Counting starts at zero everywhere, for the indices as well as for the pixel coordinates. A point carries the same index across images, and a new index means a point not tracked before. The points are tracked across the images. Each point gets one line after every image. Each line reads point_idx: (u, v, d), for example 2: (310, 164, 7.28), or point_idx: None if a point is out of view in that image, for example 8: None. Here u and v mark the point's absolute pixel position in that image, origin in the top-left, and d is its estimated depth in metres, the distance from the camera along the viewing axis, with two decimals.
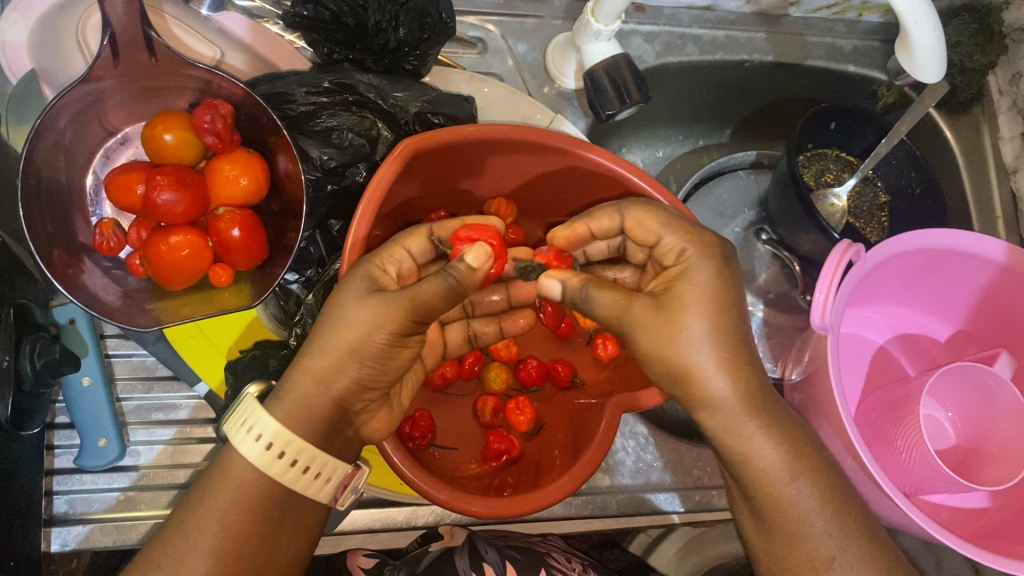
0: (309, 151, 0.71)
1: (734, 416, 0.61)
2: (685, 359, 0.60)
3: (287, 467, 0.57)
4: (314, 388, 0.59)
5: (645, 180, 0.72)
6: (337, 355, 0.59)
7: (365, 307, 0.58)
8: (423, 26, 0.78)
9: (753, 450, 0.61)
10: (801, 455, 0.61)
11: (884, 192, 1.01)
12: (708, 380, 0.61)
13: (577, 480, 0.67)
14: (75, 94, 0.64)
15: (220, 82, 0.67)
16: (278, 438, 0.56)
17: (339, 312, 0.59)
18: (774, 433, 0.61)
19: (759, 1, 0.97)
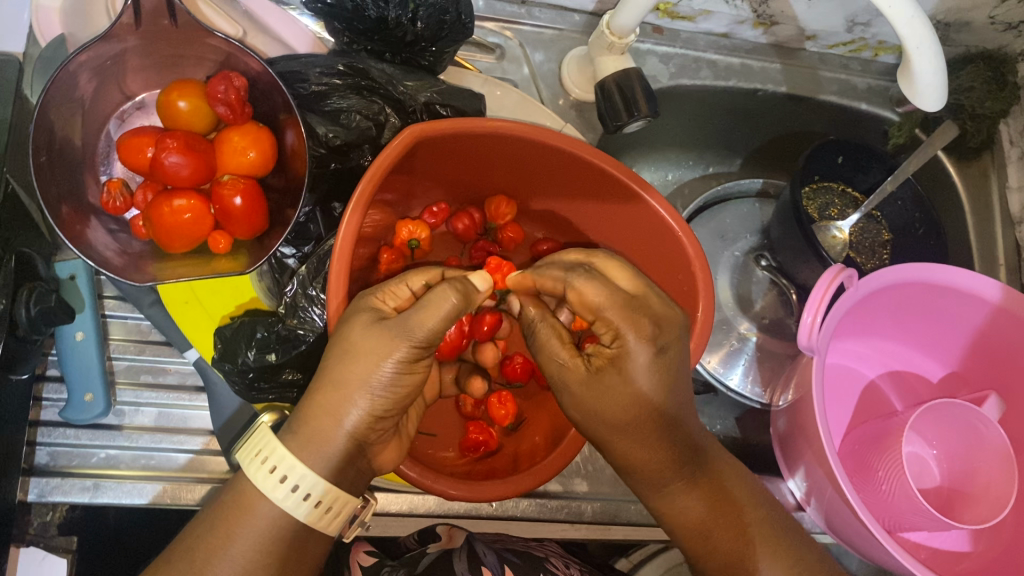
0: (316, 128, 0.72)
1: (661, 482, 0.64)
2: (624, 420, 0.61)
3: (306, 505, 0.58)
4: (327, 420, 0.59)
5: (677, 220, 0.72)
6: (351, 379, 0.58)
7: (368, 334, 0.58)
8: (441, 22, 0.80)
9: (677, 509, 0.65)
10: (730, 517, 0.64)
11: (887, 230, 1.01)
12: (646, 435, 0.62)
13: (542, 476, 0.67)
14: (96, 53, 0.66)
15: (239, 55, 0.70)
16: (294, 472, 0.57)
17: (347, 341, 0.59)
18: (703, 487, 0.65)
19: (777, 32, 0.99)
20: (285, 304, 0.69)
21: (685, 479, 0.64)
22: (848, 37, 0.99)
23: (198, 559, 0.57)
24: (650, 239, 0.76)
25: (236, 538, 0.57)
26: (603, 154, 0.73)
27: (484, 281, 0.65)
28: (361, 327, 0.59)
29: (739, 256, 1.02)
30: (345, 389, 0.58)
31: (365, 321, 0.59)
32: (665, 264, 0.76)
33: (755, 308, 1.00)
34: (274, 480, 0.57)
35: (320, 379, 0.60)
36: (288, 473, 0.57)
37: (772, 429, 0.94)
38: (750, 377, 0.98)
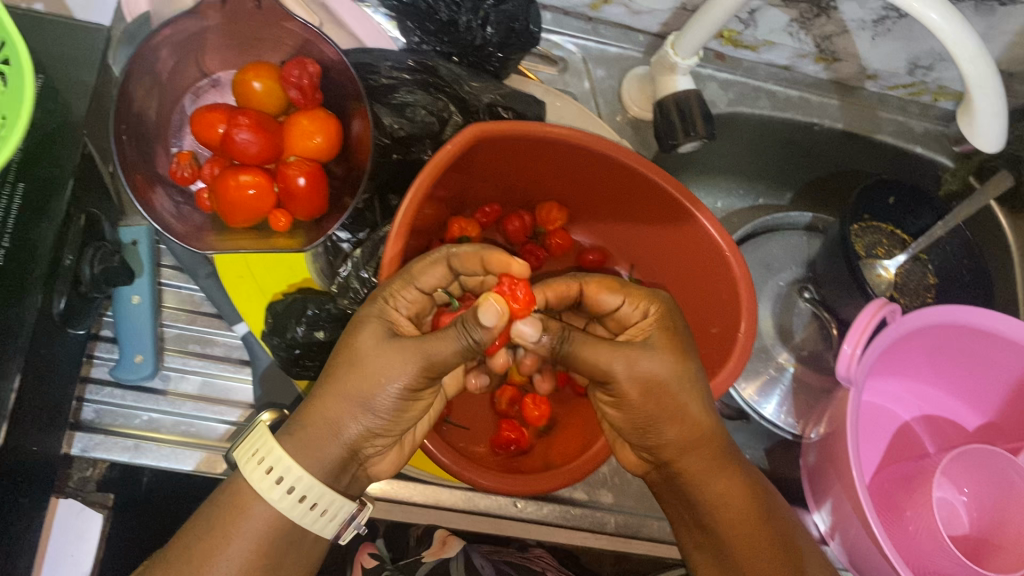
0: (382, 118, 0.75)
1: (704, 463, 0.67)
2: (652, 409, 0.64)
3: (300, 505, 0.60)
4: (324, 430, 0.61)
5: (723, 236, 0.73)
6: (355, 396, 0.60)
7: (382, 348, 0.60)
8: (510, 30, 0.83)
9: (722, 491, 0.68)
10: (755, 501, 0.69)
11: (933, 274, 1.01)
12: (674, 422, 0.65)
13: (544, 487, 0.68)
14: (179, 29, 0.69)
15: (314, 41, 0.72)
16: (285, 470, 0.59)
17: (357, 352, 0.61)
18: (740, 481, 0.69)
19: (837, 69, 1.00)
20: (338, 284, 0.73)
21: (722, 465, 0.68)
22: (909, 79, 1.00)
23: (197, 554, 0.60)
24: (694, 255, 0.77)
25: (239, 534, 0.60)
26: (655, 168, 0.74)
27: (496, 311, 0.57)
28: (379, 342, 0.60)
29: (784, 286, 1.02)
30: (352, 405, 0.61)
31: (377, 334, 0.61)
32: (709, 282, 0.77)
33: (794, 339, 1.00)
34: (265, 478, 0.60)
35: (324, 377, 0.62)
36: (279, 472, 0.59)
37: (802, 462, 0.94)
38: (785, 408, 0.98)
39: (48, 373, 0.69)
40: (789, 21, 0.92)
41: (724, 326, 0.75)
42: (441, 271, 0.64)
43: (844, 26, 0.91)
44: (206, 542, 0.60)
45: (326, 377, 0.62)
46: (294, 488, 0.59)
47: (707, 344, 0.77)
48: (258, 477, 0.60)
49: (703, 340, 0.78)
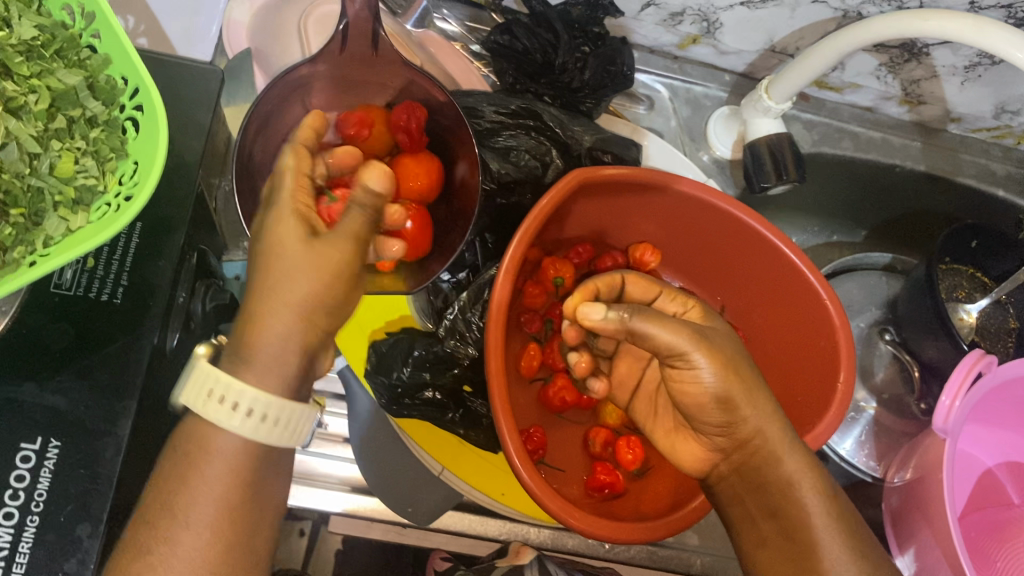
0: (490, 163, 0.76)
1: (778, 442, 0.63)
2: (721, 389, 0.61)
3: (265, 426, 0.55)
4: (269, 340, 0.55)
5: (823, 285, 0.73)
6: (287, 293, 0.56)
7: (296, 232, 0.57)
8: (606, 72, 0.84)
9: (791, 474, 0.63)
10: (827, 489, 0.63)
11: (1015, 318, 1.00)
12: (742, 403, 0.62)
13: (659, 533, 0.67)
14: (296, 73, 0.70)
15: (422, 84, 0.73)
16: (252, 398, 0.54)
17: (274, 251, 0.56)
18: (809, 464, 0.63)
19: (921, 112, 1.00)
20: (445, 326, 0.75)
21: (793, 449, 0.63)
22: (993, 123, 0.99)
23: (161, 523, 0.54)
24: (790, 302, 0.77)
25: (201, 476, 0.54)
26: (756, 213, 0.75)
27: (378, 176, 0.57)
28: (294, 232, 0.57)
29: (864, 328, 1.02)
30: (280, 302, 0.56)
31: (287, 216, 0.57)
32: (804, 331, 0.77)
33: (875, 380, 1.00)
34: (215, 403, 0.54)
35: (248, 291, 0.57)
36: (237, 400, 0.54)
37: (885, 504, 0.94)
38: (864, 450, 0.98)
39: (159, 408, 0.71)
40: (877, 66, 0.92)
41: (821, 378, 0.75)
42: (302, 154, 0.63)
43: (934, 71, 0.91)
44: (167, 495, 0.54)
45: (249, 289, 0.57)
46: (261, 412, 0.54)
47: (802, 392, 0.77)
48: (204, 405, 0.54)
49: (798, 388, 0.77)
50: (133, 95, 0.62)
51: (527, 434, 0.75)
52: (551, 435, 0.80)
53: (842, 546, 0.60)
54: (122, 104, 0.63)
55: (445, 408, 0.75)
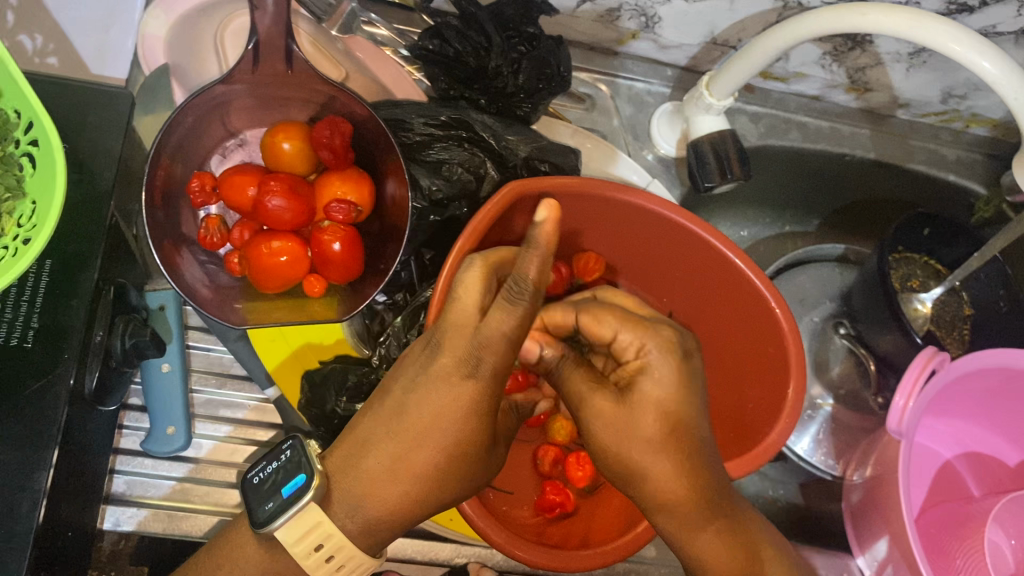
0: (419, 179, 0.73)
1: (693, 524, 0.59)
2: (641, 465, 0.58)
3: (315, 556, 0.58)
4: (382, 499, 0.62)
5: (771, 292, 0.71)
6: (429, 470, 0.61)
7: (464, 417, 0.59)
8: (541, 75, 0.81)
9: (706, 555, 0.59)
10: (753, 567, 0.60)
11: (969, 304, 0.99)
12: (659, 484, 0.58)
13: (608, 556, 0.65)
14: (209, 94, 0.67)
15: (343, 101, 0.70)
16: (325, 531, 0.59)
17: (439, 428, 0.59)
18: (725, 541, 0.60)
19: (869, 99, 0.97)
20: (380, 354, 0.73)
21: (711, 524, 0.59)
22: (941, 108, 0.97)
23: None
24: (737, 313, 0.75)
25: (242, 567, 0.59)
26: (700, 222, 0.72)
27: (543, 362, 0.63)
28: (464, 417, 0.59)
29: (818, 322, 1.01)
30: (420, 473, 0.61)
31: (465, 393, 0.58)
32: (754, 341, 0.75)
33: (831, 374, 1.00)
34: (309, 552, 0.58)
35: (393, 440, 0.61)
36: (321, 534, 0.59)
37: (844, 502, 0.93)
38: (821, 448, 0.98)
39: (81, 452, 0.67)
40: (821, 54, 0.89)
41: (773, 385, 0.73)
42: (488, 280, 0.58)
43: (879, 59, 0.89)
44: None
45: (394, 438, 0.61)
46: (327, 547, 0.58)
47: (755, 401, 0.74)
48: (303, 554, 0.58)
49: (752, 396, 0.75)
50: (27, 130, 0.58)
51: None
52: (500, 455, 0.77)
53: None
54: (17, 139, 0.59)
55: None
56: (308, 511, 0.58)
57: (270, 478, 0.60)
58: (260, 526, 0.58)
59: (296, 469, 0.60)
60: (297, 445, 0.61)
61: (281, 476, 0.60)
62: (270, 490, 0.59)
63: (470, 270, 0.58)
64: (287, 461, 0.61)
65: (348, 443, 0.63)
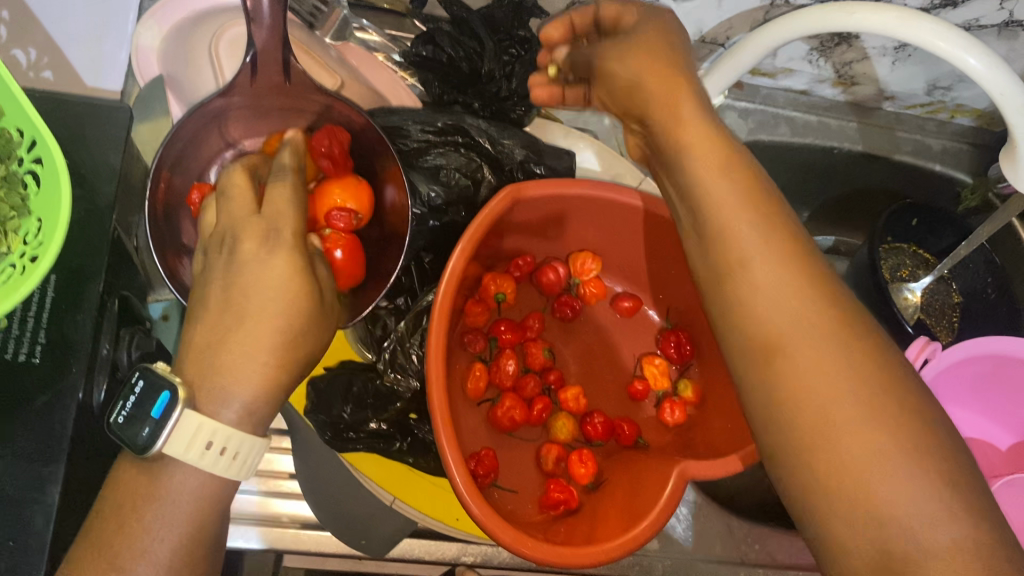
0: (418, 186, 0.74)
1: (726, 211, 0.51)
2: (691, 167, 0.53)
3: (206, 451, 0.54)
4: (238, 369, 0.57)
5: None
6: (279, 337, 0.58)
7: (286, 283, 0.59)
8: (535, 78, 0.81)
9: (741, 246, 0.50)
10: (808, 281, 0.48)
11: (958, 293, 1.01)
12: (701, 178, 0.52)
13: (607, 555, 0.65)
14: (209, 107, 0.67)
15: (341, 109, 0.71)
16: (205, 428, 0.54)
17: (261, 285, 0.59)
18: (779, 241, 0.50)
19: (855, 92, 0.99)
20: (383, 359, 0.74)
21: (753, 210, 0.51)
22: (926, 99, 0.99)
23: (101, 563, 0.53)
24: None
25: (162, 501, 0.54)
26: None
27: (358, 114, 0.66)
28: (287, 284, 0.59)
29: None
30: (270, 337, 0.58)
31: (281, 262, 0.59)
32: None
33: None
34: (204, 453, 0.54)
35: (228, 326, 0.57)
36: (208, 437, 0.54)
37: None
38: None
39: (92, 464, 0.68)
40: (808, 50, 0.91)
41: None
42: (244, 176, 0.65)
43: (865, 53, 0.90)
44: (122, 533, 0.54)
45: (227, 325, 0.58)
46: (213, 439, 0.54)
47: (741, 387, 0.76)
48: (196, 455, 0.54)
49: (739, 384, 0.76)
50: (31, 148, 0.58)
51: (477, 458, 0.74)
52: (503, 455, 0.78)
53: (815, 331, 0.46)
54: (21, 158, 0.60)
55: (392, 439, 0.74)
56: (187, 419, 0.54)
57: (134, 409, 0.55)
58: (145, 452, 0.54)
59: (156, 391, 0.55)
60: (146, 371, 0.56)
61: (147, 401, 0.55)
62: (139, 416, 0.54)
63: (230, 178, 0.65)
64: (146, 386, 0.55)
65: (187, 350, 0.58)
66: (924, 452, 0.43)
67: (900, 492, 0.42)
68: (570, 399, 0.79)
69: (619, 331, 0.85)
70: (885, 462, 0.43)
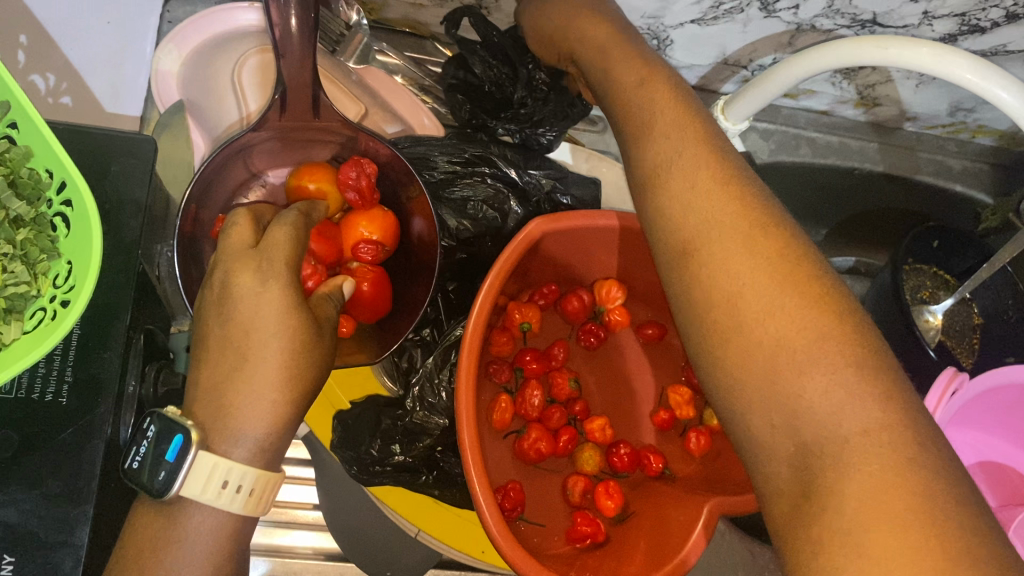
0: (447, 220, 0.75)
1: (675, 165, 0.51)
2: (656, 134, 0.53)
3: (224, 491, 0.55)
4: (245, 401, 0.57)
5: None
6: (285, 374, 0.58)
7: (283, 322, 0.58)
8: (567, 106, 0.80)
9: (679, 194, 0.50)
10: (752, 228, 0.47)
11: (979, 314, 1.00)
12: (660, 144, 0.53)
13: None
14: (238, 141, 0.66)
15: (369, 142, 0.70)
16: (224, 468, 0.55)
17: (251, 316, 0.57)
18: (726, 192, 0.49)
19: (876, 112, 0.98)
20: (412, 395, 0.74)
21: (706, 167, 0.50)
22: (947, 120, 0.98)
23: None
24: None
25: (195, 541, 0.55)
26: None
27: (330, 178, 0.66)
28: (279, 315, 0.57)
29: None
30: (267, 371, 0.57)
31: (272, 292, 0.58)
32: None
33: None
34: (221, 492, 0.55)
35: (233, 368, 0.57)
36: (225, 476, 0.55)
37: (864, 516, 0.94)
38: None
39: (117, 502, 0.67)
40: (832, 73, 0.90)
41: None
42: (241, 214, 0.63)
43: (889, 76, 0.89)
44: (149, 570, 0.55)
45: (233, 366, 0.57)
46: (231, 479, 0.55)
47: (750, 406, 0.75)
48: (215, 496, 0.55)
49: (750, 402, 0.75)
50: (60, 190, 0.57)
51: (504, 491, 0.73)
52: (529, 487, 0.78)
53: (753, 277, 0.45)
54: (50, 200, 0.59)
55: (418, 472, 0.73)
56: (203, 459, 0.54)
57: (146, 455, 0.55)
58: (161, 497, 0.54)
59: (168, 433, 0.55)
60: (157, 413, 0.55)
61: (159, 445, 0.55)
62: (153, 462, 0.54)
63: (234, 217, 0.62)
64: (157, 430, 0.55)
65: (195, 392, 0.58)
66: (884, 394, 0.41)
67: (840, 411, 0.40)
68: (597, 431, 0.79)
69: (643, 359, 0.85)
70: (810, 362, 0.42)
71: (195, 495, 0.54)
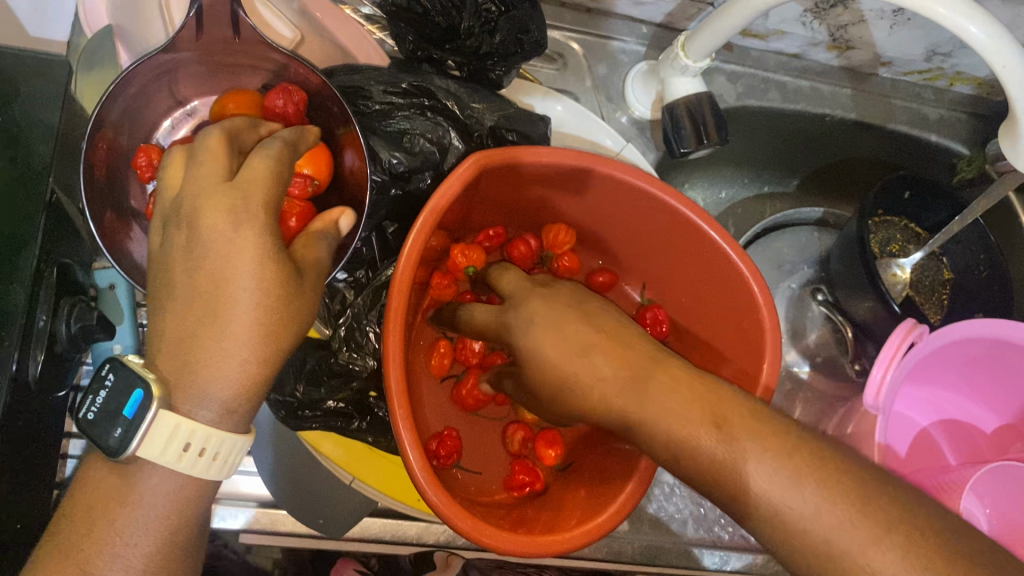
0: (379, 152, 0.70)
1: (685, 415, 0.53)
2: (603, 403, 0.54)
3: (188, 455, 0.50)
4: (215, 358, 0.50)
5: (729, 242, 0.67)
6: (261, 330, 0.51)
7: (262, 273, 0.50)
8: (519, 39, 0.76)
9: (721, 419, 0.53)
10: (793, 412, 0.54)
11: (949, 269, 0.97)
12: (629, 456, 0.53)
13: (566, 542, 0.61)
14: (155, 62, 0.62)
15: (297, 68, 0.66)
16: (189, 432, 0.50)
17: (227, 265, 0.50)
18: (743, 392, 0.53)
19: (850, 57, 0.94)
20: (341, 335, 0.71)
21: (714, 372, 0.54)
22: (924, 65, 0.94)
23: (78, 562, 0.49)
24: (700, 271, 0.72)
25: (133, 505, 0.51)
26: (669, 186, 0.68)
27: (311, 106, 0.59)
28: (257, 266, 0.50)
29: (796, 288, 1.01)
30: (238, 324, 0.50)
31: (250, 239, 0.50)
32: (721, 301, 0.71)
33: (808, 341, 1.00)
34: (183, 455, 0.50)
35: (204, 320, 0.50)
36: (189, 439, 0.50)
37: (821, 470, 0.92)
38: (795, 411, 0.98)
39: (25, 442, 0.64)
40: (802, 11, 0.85)
41: (748, 360, 0.68)
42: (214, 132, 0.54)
43: (862, 16, 0.85)
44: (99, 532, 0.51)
45: (200, 314, 0.50)
46: (195, 443, 0.50)
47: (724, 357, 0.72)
48: (175, 459, 0.50)
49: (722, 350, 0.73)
50: None
51: (439, 439, 0.71)
52: (465, 435, 0.76)
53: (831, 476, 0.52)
54: None
55: (351, 418, 0.72)
56: (164, 420, 0.49)
57: (105, 407, 0.50)
58: (119, 452, 0.50)
59: (128, 386, 0.50)
60: (118, 363, 0.51)
61: (118, 398, 0.50)
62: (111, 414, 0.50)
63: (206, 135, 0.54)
64: (118, 381, 0.50)
65: (160, 337, 0.51)
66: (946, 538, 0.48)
67: None
68: None
69: None
70: None
71: (157, 455, 0.50)
